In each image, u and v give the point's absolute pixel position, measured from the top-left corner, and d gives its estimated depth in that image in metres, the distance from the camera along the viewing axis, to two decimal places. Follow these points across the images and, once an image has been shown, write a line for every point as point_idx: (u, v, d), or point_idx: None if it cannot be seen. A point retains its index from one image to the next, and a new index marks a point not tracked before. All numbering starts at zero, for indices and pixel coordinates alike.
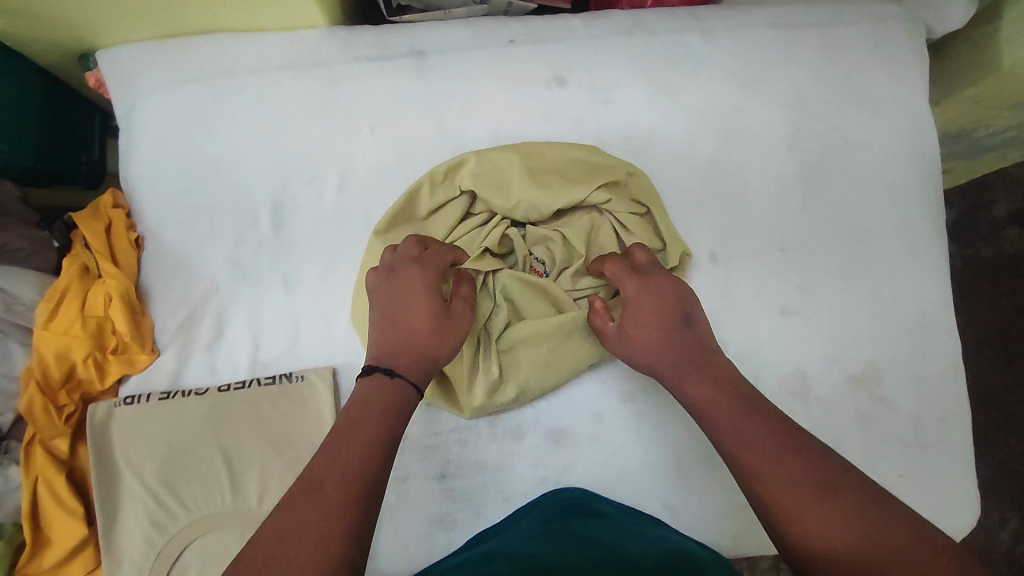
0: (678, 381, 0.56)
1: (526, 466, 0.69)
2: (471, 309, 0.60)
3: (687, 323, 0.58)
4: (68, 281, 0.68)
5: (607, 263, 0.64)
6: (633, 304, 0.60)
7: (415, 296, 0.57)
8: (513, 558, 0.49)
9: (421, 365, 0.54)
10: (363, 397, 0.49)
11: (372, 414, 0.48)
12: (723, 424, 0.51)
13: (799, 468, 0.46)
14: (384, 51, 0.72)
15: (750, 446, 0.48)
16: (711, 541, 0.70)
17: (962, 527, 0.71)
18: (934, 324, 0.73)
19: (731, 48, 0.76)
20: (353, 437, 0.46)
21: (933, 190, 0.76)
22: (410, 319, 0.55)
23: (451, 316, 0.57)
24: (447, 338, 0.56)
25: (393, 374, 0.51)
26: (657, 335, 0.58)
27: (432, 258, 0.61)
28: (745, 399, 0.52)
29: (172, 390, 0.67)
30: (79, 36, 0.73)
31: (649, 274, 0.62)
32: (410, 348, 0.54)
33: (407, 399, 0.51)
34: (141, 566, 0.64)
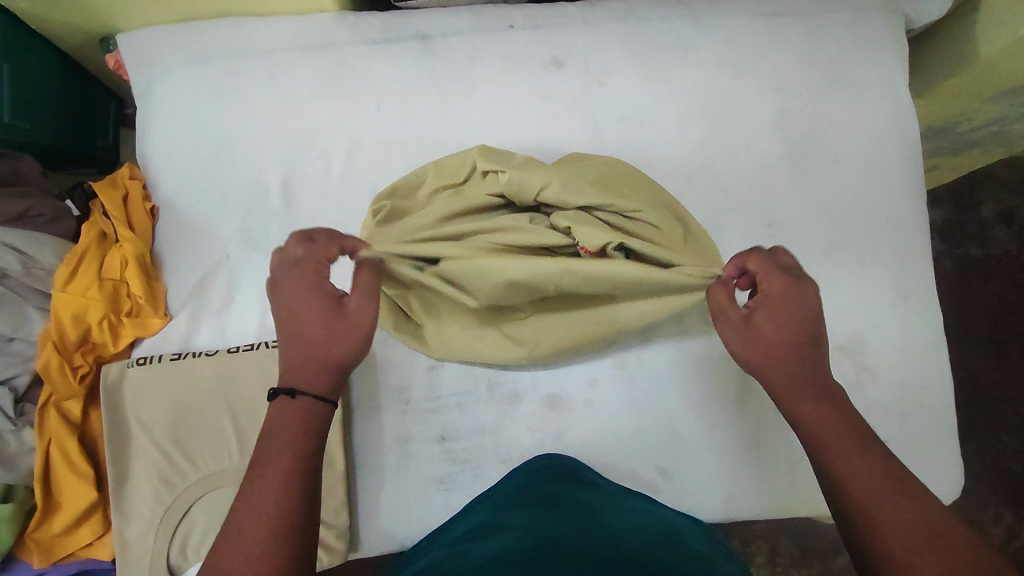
0: (793, 398, 0.54)
1: (524, 430, 0.72)
2: (372, 299, 0.55)
3: (818, 344, 0.56)
4: (87, 246, 0.71)
5: (749, 255, 0.58)
6: (771, 305, 0.56)
7: (302, 306, 0.53)
8: (516, 528, 0.52)
9: (325, 371, 0.52)
10: (272, 429, 0.50)
11: (283, 437, 0.50)
12: (824, 435, 0.51)
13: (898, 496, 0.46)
14: (391, 35, 0.77)
15: (852, 465, 0.49)
16: (704, 506, 0.71)
17: (946, 495, 0.73)
18: (917, 297, 0.76)
19: (720, 35, 0.80)
20: (267, 467, 0.48)
21: (915, 170, 0.80)
22: (306, 332, 0.53)
23: (344, 317, 0.53)
24: (345, 340, 0.53)
25: (296, 392, 0.51)
26: (784, 343, 0.55)
27: (314, 256, 0.55)
28: (851, 420, 0.52)
29: (183, 352, 0.70)
30: (101, 21, 0.77)
31: (799, 280, 0.56)
32: (312, 359, 0.52)
33: (320, 414, 0.52)
34: (151, 522, 0.67)
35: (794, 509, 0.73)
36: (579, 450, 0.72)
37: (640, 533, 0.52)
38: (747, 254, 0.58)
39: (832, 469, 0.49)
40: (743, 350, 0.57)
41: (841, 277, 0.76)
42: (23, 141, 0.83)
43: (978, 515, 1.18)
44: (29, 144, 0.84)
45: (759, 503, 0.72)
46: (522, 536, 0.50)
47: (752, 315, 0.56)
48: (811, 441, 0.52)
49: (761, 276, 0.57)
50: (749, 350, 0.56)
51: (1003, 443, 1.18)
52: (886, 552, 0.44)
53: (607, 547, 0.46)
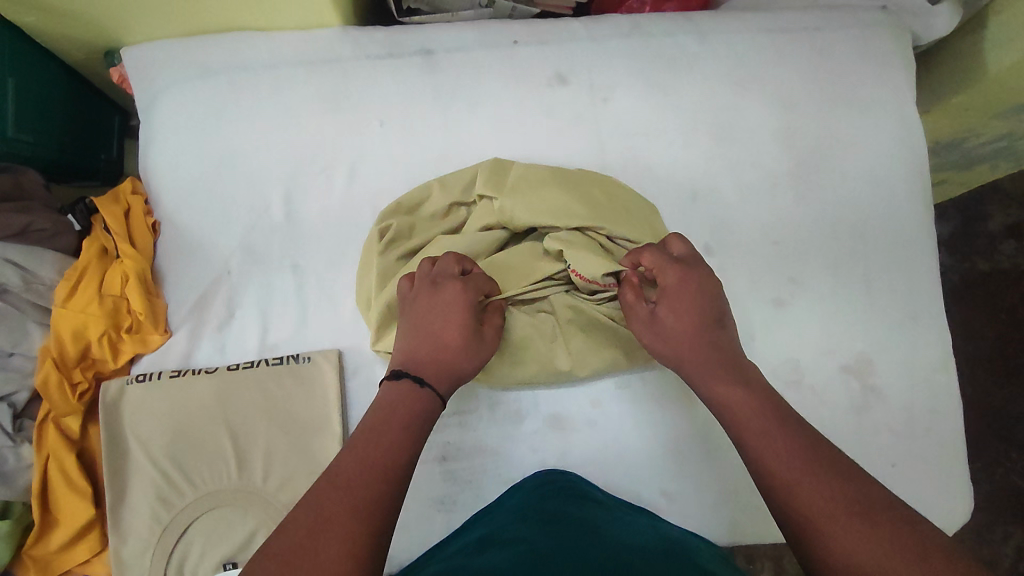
0: (710, 382, 0.54)
1: (525, 450, 0.71)
2: (499, 336, 0.62)
3: (722, 328, 0.57)
4: (88, 261, 0.72)
5: (641, 252, 0.62)
6: (673, 294, 0.58)
7: (449, 315, 0.58)
8: (512, 541, 0.52)
9: (449, 378, 0.55)
10: (392, 400, 0.51)
11: (403, 412, 0.50)
12: (737, 413, 0.51)
13: (801, 458, 0.45)
14: (394, 50, 0.76)
15: (762, 438, 0.48)
16: (708, 529, 0.70)
17: (954, 519, 0.72)
18: (925, 317, 0.75)
19: (725, 51, 0.80)
20: (383, 432, 0.48)
21: (922, 188, 0.79)
22: (445, 337, 0.57)
23: (479, 338, 0.60)
24: (474, 357, 0.58)
25: (423, 383, 0.53)
26: (691, 331, 0.57)
27: (474, 281, 0.62)
28: (761, 395, 0.52)
29: (183, 369, 0.69)
30: (105, 35, 0.77)
31: (691, 267, 0.60)
32: (440, 363, 0.56)
33: (433, 404, 0.53)
34: (147, 542, 0.66)
35: None
36: (582, 470, 0.71)
37: (645, 548, 0.52)
38: (642, 252, 0.62)
39: (746, 449, 0.49)
40: (657, 344, 0.59)
41: (848, 296, 0.75)
42: (25, 155, 0.83)
43: (986, 535, 1.16)
44: (31, 158, 0.84)
45: (764, 527, 0.71)
46: (518, 551, 0.49)
47: (657, 311, 0.59)
48: (729, 425, 0.52)
49: (656, 270, 0.60)
50: (664, 342, 0.58)
51: (1013, 462, 1.17)
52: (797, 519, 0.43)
53: (606, 562, 0.46)
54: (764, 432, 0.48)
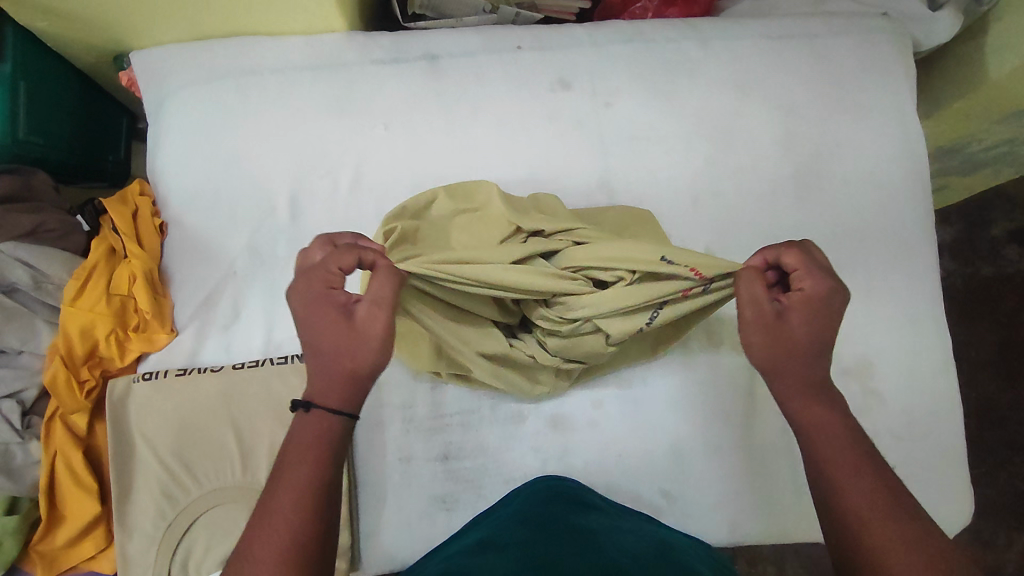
0: (797, 403, 0.52)
1: (527, 450, 0.71)
2: (385, 308, 0.50)
3: (832, 347, 0.53)
4: (96, 260, 0.72)
5: (790, 250, 0.54)
6: (807, 305, 0.52)
7: (316, 314, 0.51)
8: (514, 547, 0.52)
9: (343, 386, 0.50)
10: (290, 441, 0.48)
11: (302, 449, 0.47)
12: (824, 442, 0.49)
13: (888, 509, 0.45)
14: (400, 55, 0.78)
15: (847, 474, 0.47)
16: (707, 529, 0.71)
17: (953, 521, 0.72)
18: (924, 321, 0.76)
19: (726, 56, 0.81)
20: (284, 481, 0.46)
21: (923, 193, 0.79)
22: (324, 341, 0.50)
23: (359, 329, 0.50)
24: (360, 353, 0.50)
25: (309, 406, 0.50)
26: (806, 348, 0.52)
27: (331, 260, 0.52)
28: (851, 430, 0.50)
29: (189, 368, 0.70)
30: (116, 39, 0.78)
31: (835, 279, 0.53)
32: (329, 370, 0.50)
33: (337, 430, 0.49)
34: (152, 537, 0.67)
35: (798, 534, 0.73)
36: (582, 470, 0.71)
37: (645, 554, 0.52)
38: (787, 250, 0.54)
39: (828, 478, 0.48)
40: (762, 349, 0.52)
41: (848, 299, 0.76)
42: (37, 156, 0.83)
43: (989, 540, 1.16)
44: (43, 159, 0.85)
45: (763, 527, 0.72)
46: (522, 553, 0.50)
47: (783, 314, 0.53)
48: (809, 448, 0.50)
49: (798, 274, 0.53)
50: (765, 349, 0.52)
51: (1015, 466, 1.17)
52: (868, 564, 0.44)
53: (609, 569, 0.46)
54: (850, 469, 0.47)
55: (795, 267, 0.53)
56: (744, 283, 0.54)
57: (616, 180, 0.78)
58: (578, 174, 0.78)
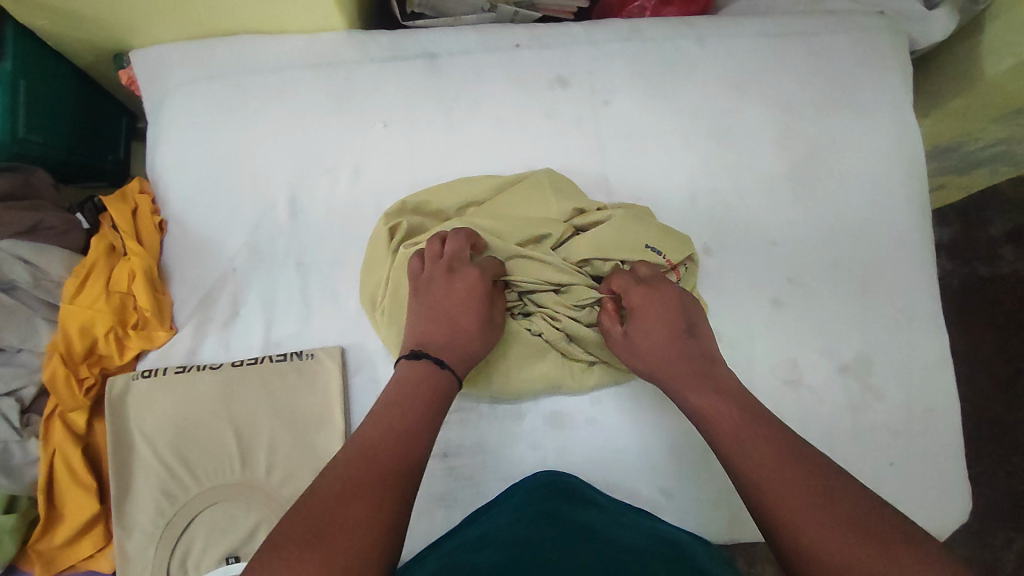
0: (682, 388, 0.58)
1: (526, 447, 0.71)
2: (504, 322, 0.66)
3: (692, 339, 0.62)
4: (96, 258, 0.72)
5: (613, 277, 0.67)
6: (643, 314, 0.63)
7: (466, 301, 0.62)
8: (513, 542, 0.52)
9: (466, 359, 0.61)
10: (407, 383, 0.55)
11: (420, 394, 0.54)
12: (709, 413, 0.54)
13: (772, 450, 0.48)
14: (398, 53, 0.78)
15: (735, 434, 0.51)
16: (706, 526, 0.71)
17: (953, 518, 0.72)
18: (921, 318, 0.76)
19: (724, 54, 0.81)
20: (396, 414, 0.51)
21: (919, 191, 0.80)
22: (463, 323, 0.62)
23: (490, 323, 0.64)
24: (486, 342, 0.63)
25: (443, 364, 0.57)
26: (665, 347, 0.61)
27: (484, 264, 0.65)
28: (738, 400, 0.54)
29: (188, 365, 0.70)
30: (116, 37, 0.78)
31: (660, 287, 0.65)
32: (460, 346, 0.60)
33: (446, 391, 0.56)
34: (151, 535, 0.66)
35: None
36: (581, 467, 0.71)
37: (646, 549, 0.52)
38: (628, 279, 0.66)
39: (721, 442, 0.51)
40: (633, 358, 0.63)
41: (846, 296, 0.76)
42: (36, 155, 0.84)
43: (988, 539, 1.16)
44: (42, 158, 0.85)
45: (762, 525, 0.71)
46: (522, 548, 0.50)
47: (630, 331, 0.64)
48: (703, 425, 0.54)
49: (626, 294, 0.65)
50: (643, 358, 0.62)
51: (1014, 466, 1.17)
52: (767, 502, 0.45)
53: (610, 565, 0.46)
54: (738, 430, 0.51)
55: (620, 290, 0.66)
56: (602, 313, 0.66)
57: (614, 178, 0.78)
58: (576, 172, 0.78)
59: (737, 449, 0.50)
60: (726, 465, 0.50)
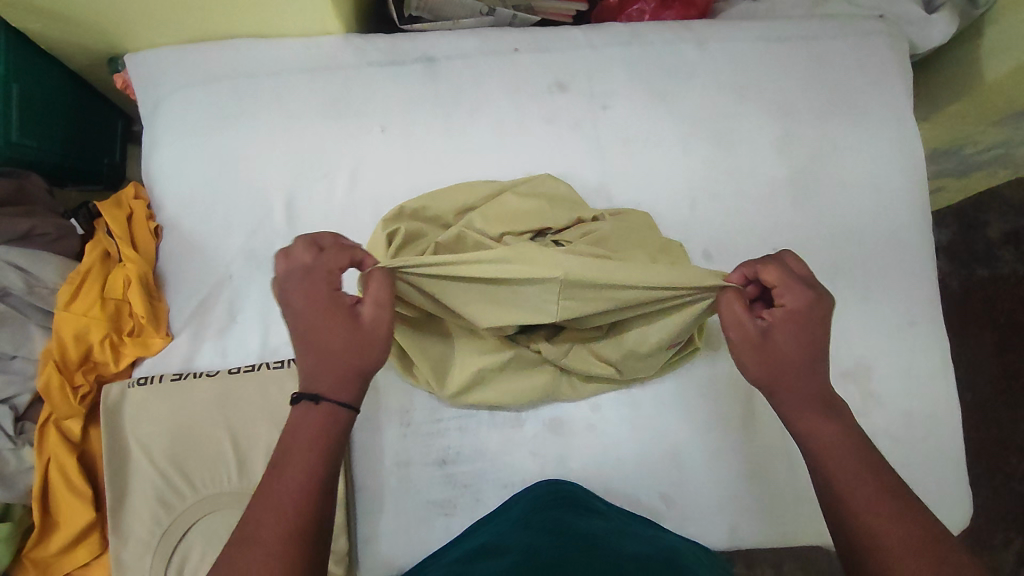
0: (808, 425, 0.52)
1: (525, 454, 0.71)
2: (388, 308, 0.52)
3: (825, 358, 0.54)
4: (91, 264, 0.72)
5: (766, 267, 0.54)
6: (791, 324, 0.53)
7: (319, 312, 0.51)
8: (513, 552, 0.52)
9: (353, 381, 0.50)
10: (292, 430, 0.48)
11: (309, 437, 0.48)
12: (834, 461, 0.50)
13: (905, 529, 0.46)
14: (396, 57, 0.77)
15: (860, 493, 0.48)
16: (707, 532, 0.70)
17: (952, 522, 0.72)
18: (922, 322, 0.76)
19: (723, 58, 0.81)
20: (287, 467, 0.46)
21: (919, 195, 0.79)
22: (329, 342, 0.50)
23: (363, 326, 0.51)
24: (366, 351, 0.51)
25: (319, 399, 0.49)
26: (796, 370, 0.53)
27: (324, 267, 0.52)
28: (862, 446, 0.51)
29: (184, 373, 0.70)
30: (110, 41, 0.77)
31: (816, 292, 0.54)
32: (338, 369, 0.50)
33: (341, 419, 0.49)
34: (148, 544, 0.66)
35: (799, 537, 0.72)
36: (581, 474, 0.71)
37: (646, 558, 0.52)
38: (789, 282, 0.54)
39: (845, 496, 0.48)
40: (757, 366, 0.54)
41: (847, 301, 0.76)
42: (30, 159, 0.83)
43: (986, 541, 1.16)
44: (37, 162, 0.85)
45: (763, 531, 0.71)
46: (522, 558, 0.50)
47: (769, 329, 0.54)
48: (822, 466, 0.50)
49: (779, 291, 0.54)
50: (761, 371, 0.53)
51: (1013, 467, 1.17)
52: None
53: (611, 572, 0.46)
54: (866, 491, 0.48)
55: (773, 287, 0.54)
56: (724, 301, 0.56)
57: (614, 183, 0.77)
58: (576, 177, 0.77)
59: (857, 509, 0.47)
60: (845, 521, 0.47)
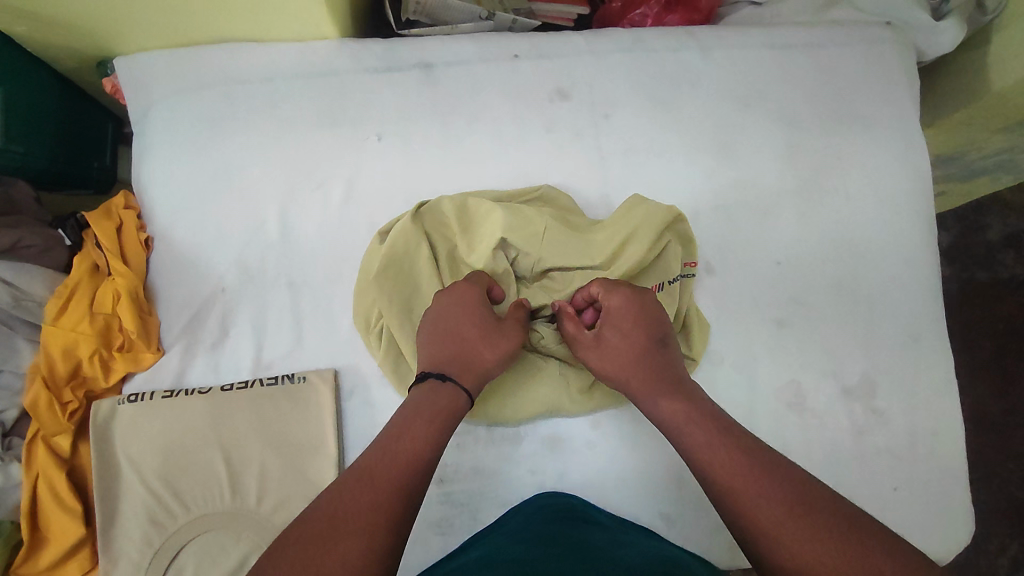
0: (653, 400, 0.57)
1: (524, 471, 0.70)
2: (523, 327, 0.63)
3: (663, 344, 0.61)
4: (79, 279, 0.70)
5: (590, 284, 0.65)
6: (615, 318, 0.62)
7: (469, 311, 0.61)
8: (503, 563, 0.51)
9: (476, 375, 0.58)
10: (419, 400, 0.54)
11: (428, 411, 0.52)
12: (672, 427, 0.54)
13: (738, 461, 0.49)
14: (393, 63, 0.75)
15: (701, 441, 0.51)
16: (708, 550, 0.69)
17: (957, 540, 0.71)
18: (926, 337, 0.75)
19: (727, 65, 0.79)
20: (405, 430, 0.50)
21: (925, 207, 0.78)
22: (472, 335, 0.60)
23: (502, 330, 0.61)
24: (498, 349, 0.60)
25: (446, 378, 0.56)
26: (627, 354, 0.60)
27: (475, 279, 0.65)
28: (705, 410, 0.54)
29: (176, 389, 0.68)
30: (98, 45, 0.75)
31: (635, 290, 0.64)
32: (471, 358, 0.58)
33: (457, 407, 0.55)
34: (138, 565, 0.64)
35: None
36: (581, 492, 0.69)
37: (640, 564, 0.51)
38: (605, 288, 0.63)
39: (690, 451, 0.51)
40: (601, 363, 0.61)
41: (850, 314, 0.75)
42: (16, 165, 0.81)
43: (983, 547, 1.15)
44: (24, 167, 0.83)
45: None
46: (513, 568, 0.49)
47: (602, 332, 0.62)
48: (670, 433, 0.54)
49: (602, 297, 0.63)
50: (603, 368, 0.61)
51: (1010, 474, 1.16)
52: (731, 509, 0.47)
53: None
54: (701, 438, 0.51)
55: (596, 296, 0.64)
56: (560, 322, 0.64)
57: (616, 194, 0.76)
58: (577, 188, 0.76)
59: (697, 457, 0.50)
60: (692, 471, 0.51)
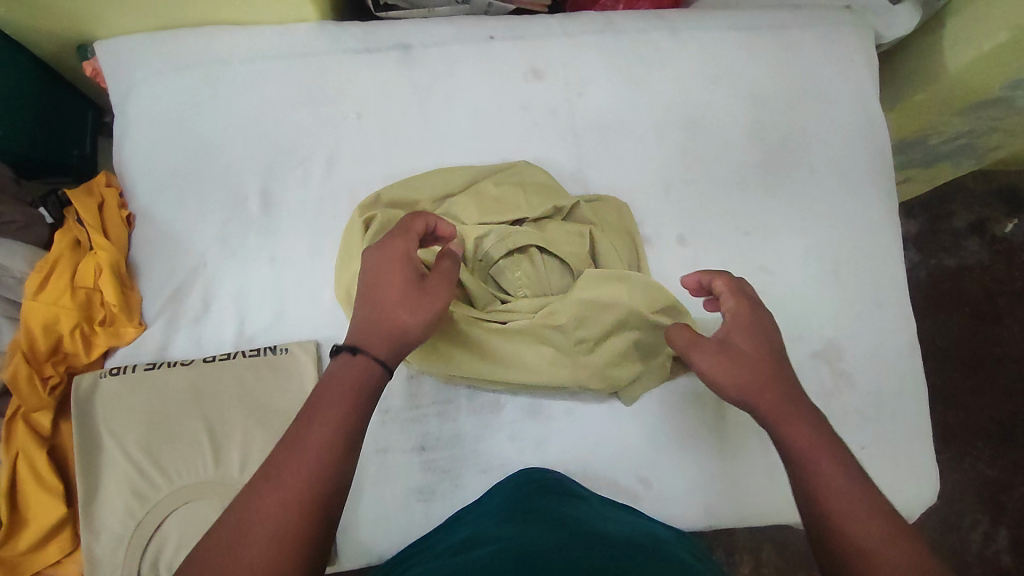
0: (784, 420, 0.51)
1: (504, 439, 0.71)
2: (451, 287, 0.56)
3: (779, 359, 0.55)
4: (60, 252, 0.71)
5: (712, 276, 0.60)
6: (740, 326, 0.56)
7: (390, 268, 0.54)
8: (490, 540, 0.53)
9: (392, 344, 0.51)
10: (330, 378, 0.48)
11: (342, 388, 0.48)
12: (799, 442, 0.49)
13: (877, 513, 0.45)
14: (371, 44, 0.77)
15: (838, 486, 0.46)
16: (685, 512, 0.71)
17: (923, 497, 0.73)
18: (888, 302, 0.78)
19: (696, 45, 0.82)
20: (319, 421, 0.45)
21: (884, 181, 0.81)
22: (394, 295, 0.53)
23: (427, 290, 0.54)
24: (420, 312, 0.53)
25: (357, 350, 0.50)
26: (754, 352, 0.54)
27: (403, 228, 0.56)
28: (827, 438, 0.49)
29: (158, 362, 0.69)
30: (78, 29, 0.76)
31: (754, 306, 0.58)
32: (387, 326, 0.52)
33: (374, 377, 0.50)
34: (121, 537, 0.64)
35: (771, 516, 0.73)
36: (560, 457, 0.71)
37: (625, 544, 0.53)
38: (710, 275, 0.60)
39: (821, 490, 0.47)
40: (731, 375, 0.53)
41: (816, 282, 0.78)
42: None
43: (956, 523, 1.17)
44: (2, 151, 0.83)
45: (739, 510, 0.72)
46: (500, 546, 0.51)
47: (728, 335, 0.56)
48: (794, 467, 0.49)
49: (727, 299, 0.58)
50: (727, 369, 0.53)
51: (979, 450, 1.19)
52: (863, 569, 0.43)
53: (594, 561, 0.47)
54: (839, 484, 0.47)
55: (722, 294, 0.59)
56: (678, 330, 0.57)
57: (589, 168, 0.78)
58: (553, 164, 0.78)
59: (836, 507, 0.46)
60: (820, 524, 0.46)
